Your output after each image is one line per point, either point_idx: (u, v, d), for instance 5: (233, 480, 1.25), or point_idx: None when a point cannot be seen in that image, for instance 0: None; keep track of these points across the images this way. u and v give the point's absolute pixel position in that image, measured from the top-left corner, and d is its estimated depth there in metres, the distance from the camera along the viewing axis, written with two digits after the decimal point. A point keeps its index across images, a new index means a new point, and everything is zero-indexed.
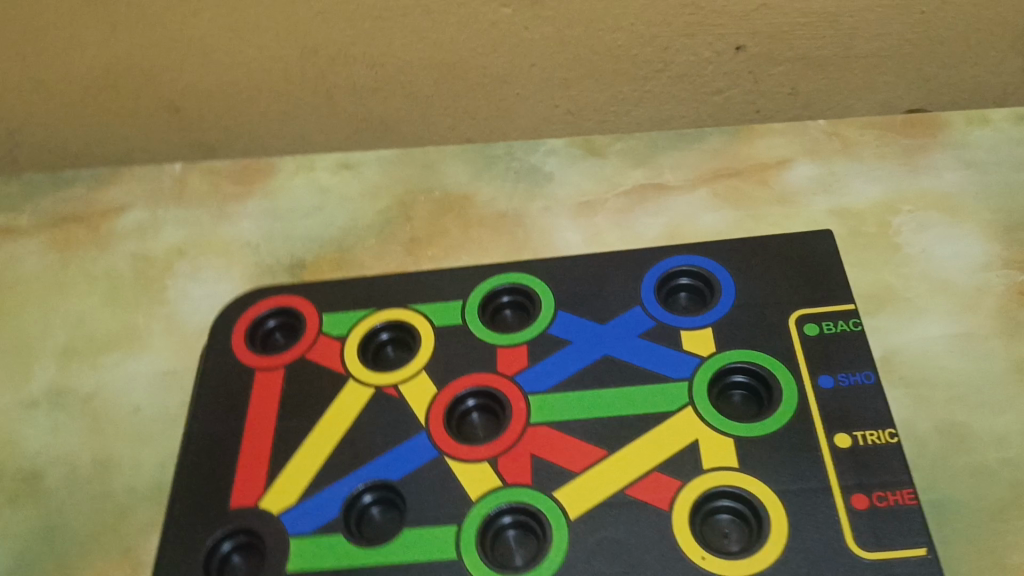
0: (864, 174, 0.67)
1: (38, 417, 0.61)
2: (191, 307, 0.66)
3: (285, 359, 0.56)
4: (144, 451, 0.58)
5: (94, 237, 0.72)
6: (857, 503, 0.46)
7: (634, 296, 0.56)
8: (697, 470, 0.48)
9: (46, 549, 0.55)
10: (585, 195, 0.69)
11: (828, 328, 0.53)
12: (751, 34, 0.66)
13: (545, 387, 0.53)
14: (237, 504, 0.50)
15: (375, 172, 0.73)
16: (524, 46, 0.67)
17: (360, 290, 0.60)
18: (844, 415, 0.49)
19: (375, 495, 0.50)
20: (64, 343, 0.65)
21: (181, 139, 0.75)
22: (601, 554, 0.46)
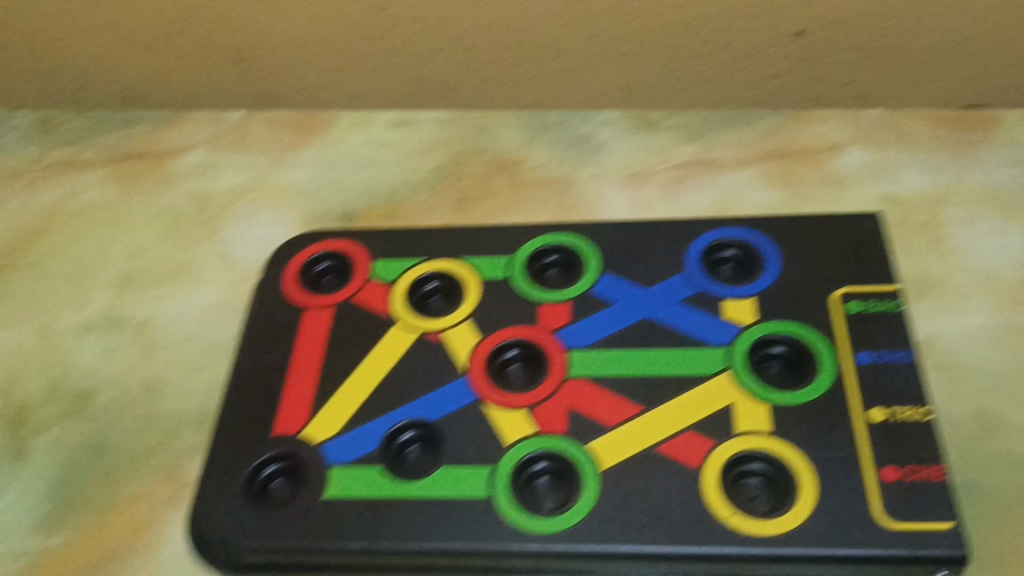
0: (916, 164, 0.67)
1: (93, 340, 0.64)
2: (244, 248, 0.68)
3: (333, 299, 0.58)
4: (193, 379, 0.60)
5: (155, 175, 0.75)
6: (887, 475, 0.47)
7: (679, 263, 0.57)
8: (729, 433, 0.49)
9: (95, 463, 0.57)
10: (635, 166, 0.70)
11: (871, 306, 0.53)
12: (811, 20, 0.66)
13: (586, 344, 0.54)
14: (280, 432, 0.52)
15: (429, 132, 0.75)
16: (587, 16, 0.67)
17: (410, 240, 0.61)
18: (880, 391, 0.50)
19: (416, 433, 0.52)
20: (121, 273, 0.68)
21: (244, 88, 0.77)
22: (630, 505, 0.47)
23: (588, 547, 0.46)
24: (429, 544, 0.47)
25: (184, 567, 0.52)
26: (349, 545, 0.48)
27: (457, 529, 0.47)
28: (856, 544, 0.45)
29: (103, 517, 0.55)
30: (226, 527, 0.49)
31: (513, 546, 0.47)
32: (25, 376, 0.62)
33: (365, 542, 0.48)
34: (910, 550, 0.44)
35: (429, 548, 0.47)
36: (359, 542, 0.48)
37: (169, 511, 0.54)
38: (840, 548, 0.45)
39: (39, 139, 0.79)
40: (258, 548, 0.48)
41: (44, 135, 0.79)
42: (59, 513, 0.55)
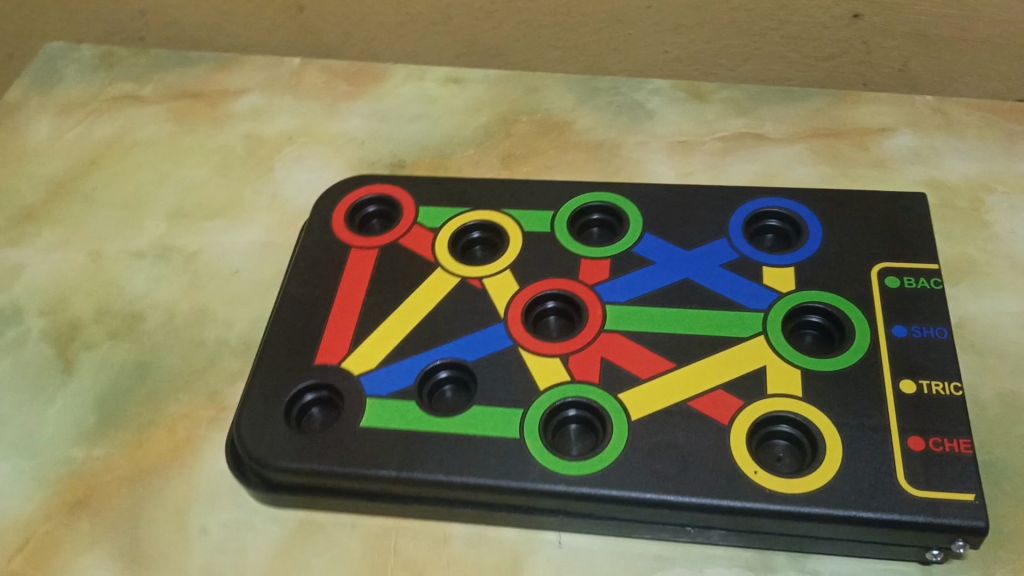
0: (964, 151, 0.67)
1: (144, 266, 0.66)
2: (294, 189, 0.70)
3: (380, 241, 0.59)
4: (238, 310, 0.62)
5: (211, 114, 0.76)
6: (912, 444, 0.47)
7: (720, 229, 0.58)
8: (760, 393, 0.50)
9: (140, 382, 0.59)
10: (683, 135, 0.70)
11: (908, 283, 0.54)
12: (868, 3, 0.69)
13: (624, 299, 0.55)
14: (321, 362, 0.54)
15: (480, 90, 0.76)
16: None
17: (457, 189, 0.62)
18: (912, 364, 0.50)
19: (451, 372, 0.53)
20: (174, 205, 0.70)
21: (312, 36, 0.80)
22: (657, 455, 0.48)
23: (613, 492, 0.47)
24: (459, 478, 0.49)
25: (220, 485, 0.54)
26: (381, 473, 0.49)
27: (487, 466, 0.49)
28: (877, 508, 0.46)
29: (144, 433, 0.56)
30: (265, 448, 0.51)
31: (540, 486, 0.48)
32: (76, 296, 0.64)
33: (397, 471, 0.49)
34: (929, 517, 0.45)
35: (458, 481, 0.49)
36: (391, 471, 0.49)
37: (208, 432, 0.56)
38: (860, 511, 0.46)
39: (100, 73, 0.81)
40: (294, 470, 0.50)
41: (106, 70, 0.81)
42: (102, 427, 0.57)
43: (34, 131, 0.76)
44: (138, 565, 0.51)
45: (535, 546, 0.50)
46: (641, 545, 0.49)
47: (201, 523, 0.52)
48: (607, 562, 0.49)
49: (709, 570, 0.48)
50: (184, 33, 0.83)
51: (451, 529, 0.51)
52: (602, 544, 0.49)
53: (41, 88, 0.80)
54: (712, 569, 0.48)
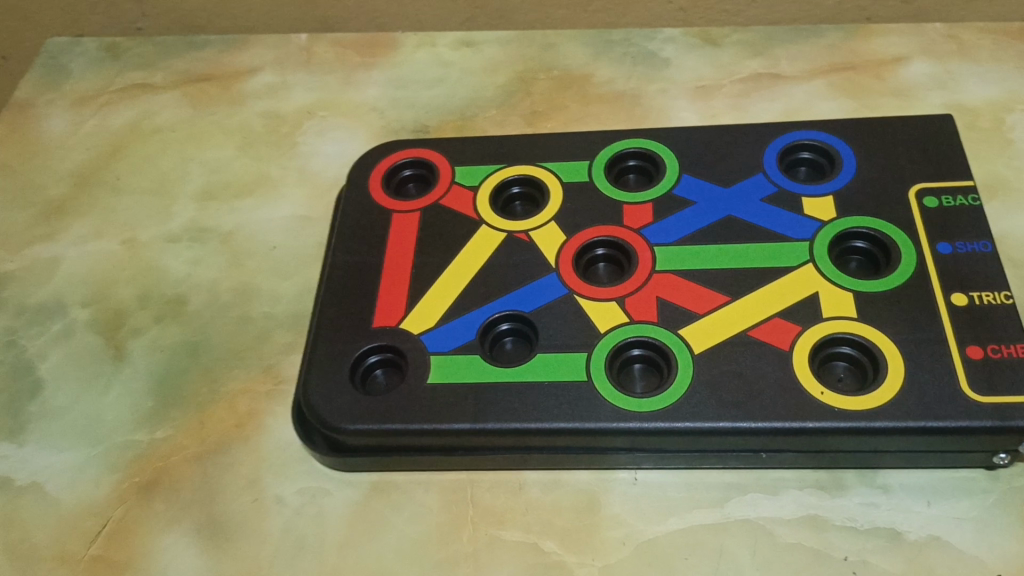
0: (980, 74, 0.68)
1: (180, 249, 0.66)
2: (322, 161, 0.70)
3: (421, 203, 0.60)
4: (282, 283, 0.63)
5: (226, 96, 0.76)
6: (972, 353, 0.49)
7: (756, 165, 0.59)
8: (817, 318, 0.51)
9: (193, 361, 0.59)
10: (702, 80, 0.71)
11: (947, 201, 0.55)
12: None
13: (670, 240, 0.56)
14: (380, 324, 0.54)
15: (495, 50, 0.76)
16: None
17: (491, 147, 0.63)
18: (961, 277, 0.52)
19: (512, 325, 0.54)
20: (202, 187, 0.70)
21: (311, 13, 0.80)
22: (725, 385, 0.49)
23: (686, 424, 0.49)
24: (533, 424, 0.49)
25: (289, 455, 0.54)
26: (455, 426, 0.50)
27: (560, 410, 0.50)
28: (946, 417, 0.47)
29: (205, 411, 0.57)
30: (335, 411, 0.51)
31: (614, 424, 0.49)
32: (116, 284, 0.64)
33: (471, 423, 0.50)
34: (997, 421, 0.47)
35: (533, 427, 0.49)
36: (464, 423, 0.50)
37: (269, 405, 0.57)
38: (929, 421, 0.47)
39: (107, 64, 0.80)
40: (367, 431, 0.51)
41: (112, 60, 0.81)
42: (162, 409, 0.57)
43: (50, 127, 0.75)
44: (219, 537, 0.51)
45: (610, 484, 0.51)
46: (712, 475, 0.51)
47: (275, 493, 0.53)
48: (683, 494, 0.50)
49: (783, 493, 0.49)
50: (184, 16, 0.82)
51: (525, 477, 0.52)
52: (675, 478, 0.51)
53: (49, 82, 0.80)
54: (786, 493, 0.49)
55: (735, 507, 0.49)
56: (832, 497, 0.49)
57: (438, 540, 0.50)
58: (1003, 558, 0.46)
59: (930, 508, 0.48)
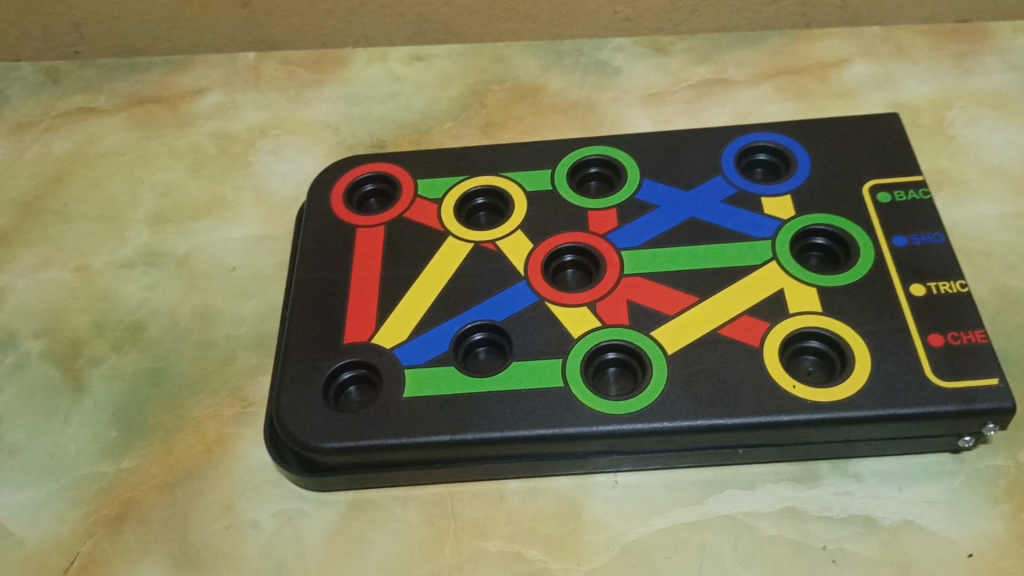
0: (918, 73, 0.71)
1: (135, 275, 0.64)
2: (278, 180, 0.69)
3: (385, 217, 0.60)
4: (244, 304, 0.62)
5: (174, 117, 0.75)
6: (933, 341, 0.51)
7: (714, 168, 0.60)
8: (783, 314, 0.52)
9: (156, 388, 0.58)
10: (653, 87, 0.72)
11: (899, 196, 0.57)
12: None
13: (636, 244, 0.57)
14: (351, 340, 0.54)
15: (446, 64, 0.77)
16: None
17: (452, 159, 0.63)
18: (917, 268, 0.54)
19: (485, 334, 0.54)
20: (154, 211, 0.68)
21: (250, 35, 0.78)
22: (700, 383, 0.50)
23: (665, 424, 0.49)
24: (513, 432, 0.49)
25: (262, 478, 0.53)
26: (434, 439, 0.50)
27: (539, 416, 0.50)
28: (913, 403, 0.48)
29: (172, 438, 0.55)
30: (310, 430, 0.51)
31: (593, 428, 0.49)
32: (69, 313, 0.62)
33: (450, 434, 0.50)
34: (962, 405, 0.48)
35: (513, 436, 0.49)
36: (444, 435, 0.50)
37: (238, 429, 0.56)
38: (897, 408, 0.48)
39: (47, 89, 0.78)
40: (343, 449, 0.50)
41: (52, 85, 0.78)
42: (126, 439, 0.55)
43: None
44: (194, 567, 0.50)
45: (590, 489, 0.51)
46: (690, 474, 0.51)
47: (250, 518, 0.52)
48: (663, 494, 0.50)
49: (760, 488, 0.50)
50: (123, 39, 0.79)
51: (505, 486, 0.51)
52: (653, 478, 0.51)
53: None
54: (763, 487, 0.50)
55: (715, 504, 0.50)
56: (808, 489, 0.50)
57: (421, 555, 0.49)
58: (974, 537, 0.48)
59: (902, 493, 0.49)
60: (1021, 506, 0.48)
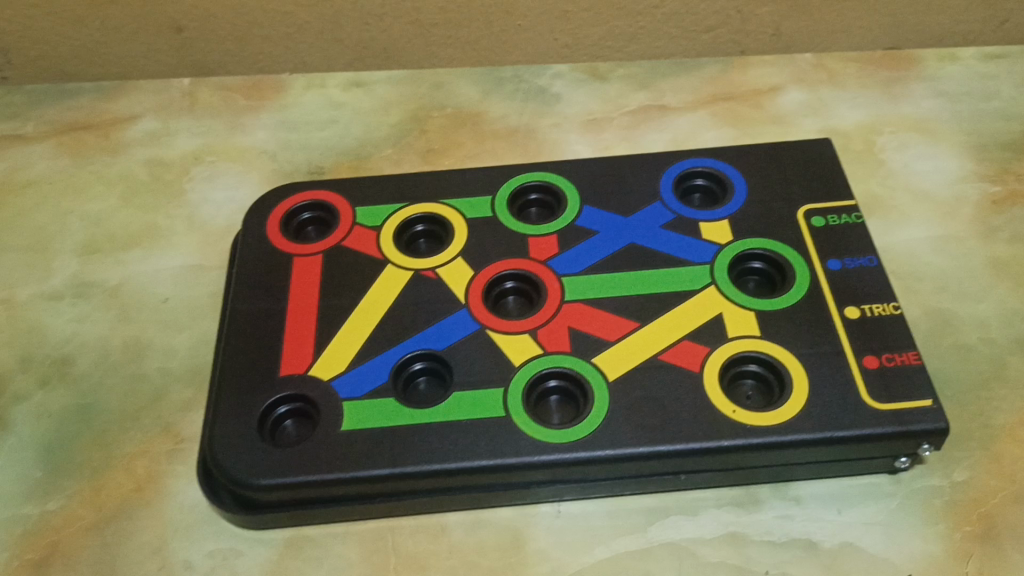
0: (849, 100, 0.73)
1: (63, 307, 0.62)
2: (213, 209, 0.68)
3: (323, 245, 0.59)
4: (177, 336, 0.60)
5: (106, 144, 0.73)
6: (868, 363, 0.51)
7: (653, 194, 0.61)
8: (722, 338, 0.53)
9: (84, 425, 0.56)
10: (592, 113, 0.73)
11: (832, 220, 0.58)
12: None
13: (577, 270, 0.57)
14: (287, 372, 0.53)
15: (386, 90, 0.76)
16: None
17: (391, 186, 0.62)
18: (852, 291, 0.54)
19: (425, 364, 0.53)
20: (84, 240, 0.66)
21: (184, 60, 0.77)
22: (641, 410, 0.50)
23: (607, 452, 0.49)
24: (454, 463, 0.49)
25: (196, 517, 0.52)
26: (373, 473, 0.48)
27: (480, 447, 0.49)
28: (850, 426, 0.49)
29: (100, 477, 0.53)
30: (244, 467, 0.49)
31: (535, 458, 0.49)
32: None
33: (390, 468, 0.49)
34: (897, 427, 0.49)
35: (453, 467, 0.48)
36: (383, 469, 0.49)
37: (171, 466, 0.54)
38: (835, 431, 0.49)
39: None
40: (279, 485, 0.49)
41: None
42: (52, 479, 0.53)
43: None
44: None
45: (533, 519, 0.50)
46: (633, 501, 0.51)
47: (183, 558, 0.50)
48: (606, 523, 0.50)
49: (702, 514, 0.50)
50: (51, 64, 0.77)
51: (446, 519, 0.50)
52: (596, 507, 0.51)
53: None
54: (706, 512, 0.50)
55: (658, 531, 0.50)
56: (749, 513, 0.50)
57: None
58: (912, 557, 0.48)
59: (841, 515, 0.50)
60: (956, 525, 0.49)
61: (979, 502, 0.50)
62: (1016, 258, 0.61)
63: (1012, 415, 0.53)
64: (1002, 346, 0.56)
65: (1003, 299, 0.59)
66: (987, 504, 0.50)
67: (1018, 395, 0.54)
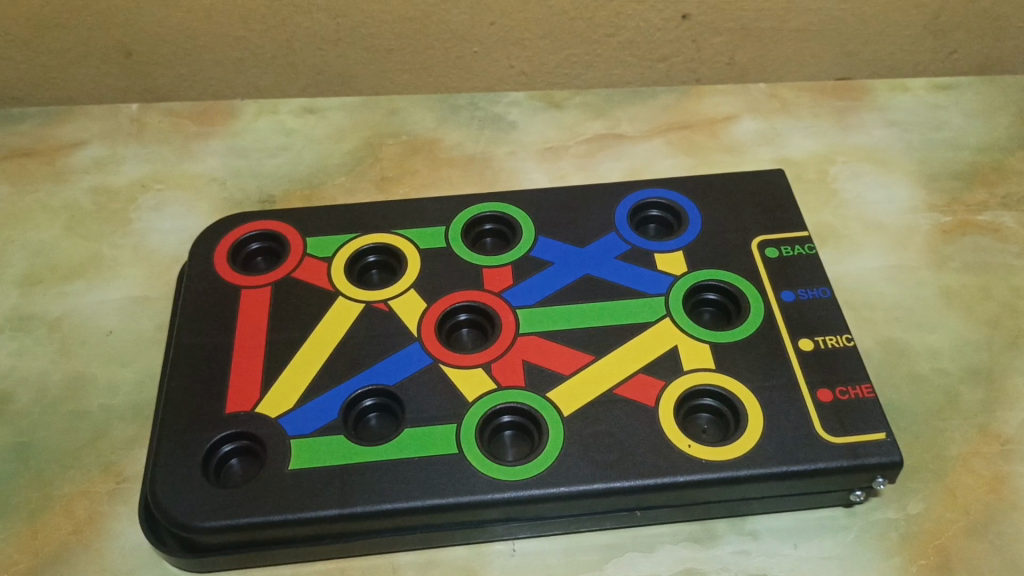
0: (803, 129, 0.73)
1: (1, 341, 0.60)
2: (160, 238, 0.66)
3: (272, 277, 0.57)
4: (121, 371, 0.58)
5: (50, 171, 0.71)
6: (823, 396, 0.51)
7: (608, 224, 0.61)
8: (677, 371, 0.52)
9: (21, 465, 0.53)
10: (548, 141, 0.73)
11: (786, 251, 0.58)
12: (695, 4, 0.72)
13: (531, 302, 0.56)
14: (233, 409, 0.51)
15: (340, 117, 0.75)
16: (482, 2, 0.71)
17: (343, 216, 0.61)
18: (806, 323, 0.54)
19: (377, 400, 0.52)
20: (25, 271, 0.64)
21: (133, 85, 0.75)
22: (596, 446, 0.49)
23: (560, 489, 0.48)
24: (405, 503, 0.47)
25: (137, 560, 0.50)
26: (321, 513, 0.47)
27: (432, 486, 0.48)
28: (805, 460, 0.49)
29: (37, 519, 0.51)
30: (187, 509, 0.47)
31: (488, 496, 0.48)
32: None
33: (339, 508, 0.47)
34: (852, 461, 0.49)
35: (404, 507, 0.47)
36: (332, 509, 0.47)
37: (111, 507, 0.52)
38: (790, 465, 0.49)
39: None
40: (223, 527, 0.47)
41: None
42: None
43: None
44: None
45: (487, 558, 0.49)
46: (588, 538, 0.50)
47: None
48: (561, 561, 0.49)
49: (658, 550, 0.49)
50: None
51: (398, 559, 0.49)
52: (552, 544, 0.50)
53: None
54: (662, 549, 0.49)
55: (614, 569, 0.49)
56: (706, 549, 0.49)
57: None
58: None
59: (798, 550, 0.49)
60: (912, 558, 0.49)
61: (934, 534, 0.50)
62: (967, 288, 0.62)
63: (965, 445, 0.53)
64: (955, 376, 0.57)
65: (955, 329, 0.59)
66: (942, 536, 0.50)
67: (971, 426, 0.54)
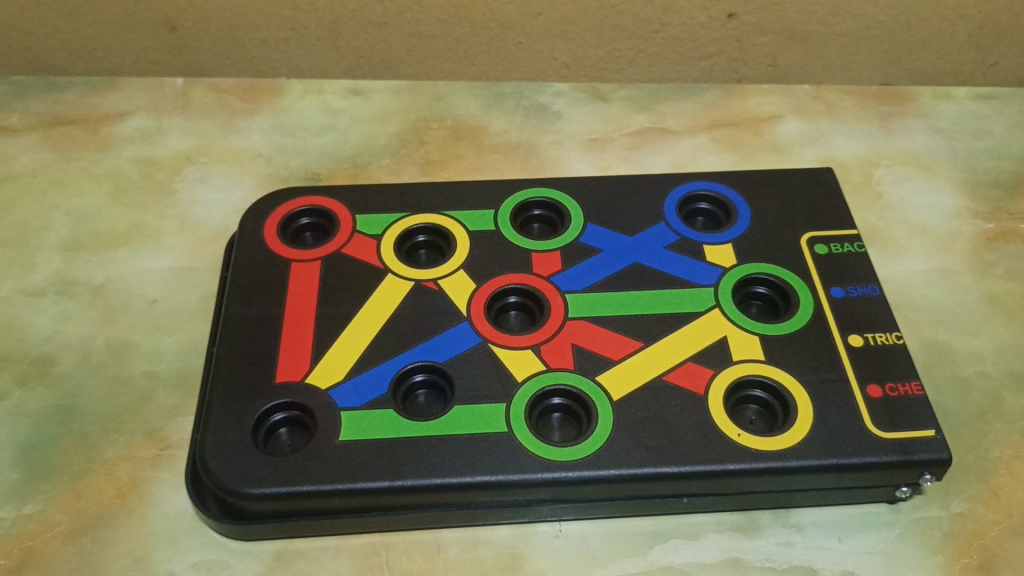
0: (847, 132, 0.74)
1: (45, 304, 0.60)
2: (205, 210, 0.66)
3: (322, 252, 0.57)
4: (165, 339, 0.58)
5: (94, 140, 0.71)
6: (872, 392, 0.51)
7: (656, 214, 0.61)
8: (727, 362, 0.52)
9: (65, 427, 0.53)
10: (593, 132, 0.73)
11: (836, 248, 0.58)
12: (742, 3, 0.72)
13: (581, 287, 0.56)
14: (283, 379, 0.51)
15: (385, 100, 0.75)
16: None
17: (392, 195, 0.61)
18: (855, 319, 0.54)
19: (427, 376, 0.52)
20: (68, 236, 0.64)
21: (177, 59, 0.75)
22: (645, 430, 0.49)
23: (610, 472, 0.48)
24: (454, 478, 0.47)
25: (180, 527, 0.50)
26: (371, 485, 0.47)
27: (481, 463, 0.48)
28: (854, 454, 0.49)
29: (80, 482, 0.51)
30: (237, 474, 0.47)
31: (537, 475, 0.48)
32: None
33: (389, 480, 0.47)
34: (901, 456, 0.49)
35: (454, 482, 0.47)
36: (383, 481, 0.47)
37: (155, 472, 0.52)
38: (839, 458, 0.49)
39: None
40: (273, 495, 0.47)
41: None
42: (29, 482, 0.51)
43: None
44: None
45: (531, 538, 0.49)
46: (633, 523, 0.50)
47: (166, 569, 0.48)
48: (606, 544, 0.49)
49: (703, 538, 0.49)
50: (39, 56, 0.74)
51: (441, 536, 0.49)
52: (596, 528, 0.50)
53: None
54: (706, 537, 0.49)
55: (658, 554, 0.49)
56: (750, 539, 0.49)
57: None
58: None
59: (842, 544, 0.49)
60: (955, 557, 0.49)
61: (977, 534, 0.50)
62: (1010, 294, 0.62)
63: (1008, 448, 0.54)
64: (998, 380, 0.57)
65: (999, 334, 0.59)
66: (985, 536, 0.50)
67: (1014, 429, 0.54)
